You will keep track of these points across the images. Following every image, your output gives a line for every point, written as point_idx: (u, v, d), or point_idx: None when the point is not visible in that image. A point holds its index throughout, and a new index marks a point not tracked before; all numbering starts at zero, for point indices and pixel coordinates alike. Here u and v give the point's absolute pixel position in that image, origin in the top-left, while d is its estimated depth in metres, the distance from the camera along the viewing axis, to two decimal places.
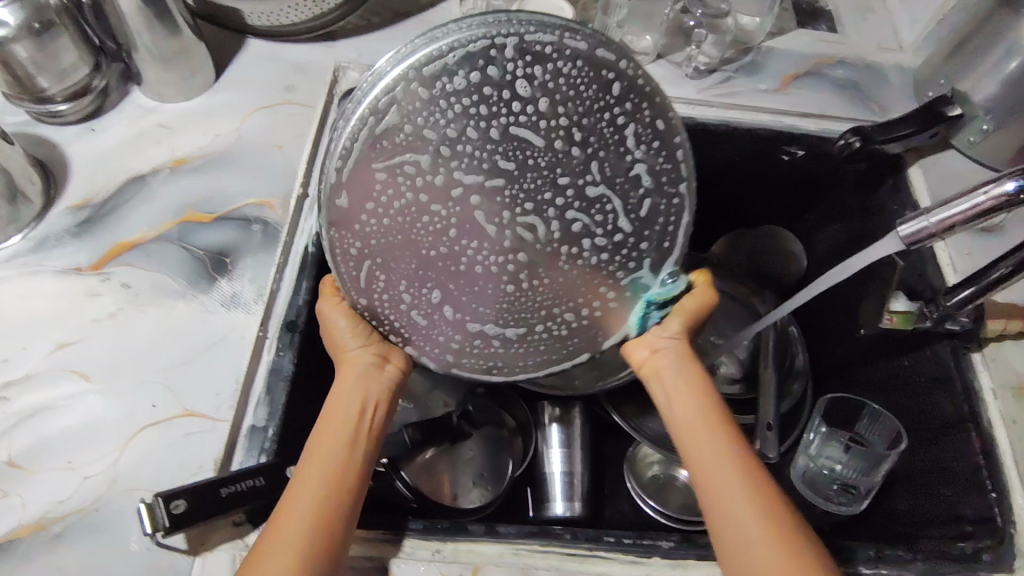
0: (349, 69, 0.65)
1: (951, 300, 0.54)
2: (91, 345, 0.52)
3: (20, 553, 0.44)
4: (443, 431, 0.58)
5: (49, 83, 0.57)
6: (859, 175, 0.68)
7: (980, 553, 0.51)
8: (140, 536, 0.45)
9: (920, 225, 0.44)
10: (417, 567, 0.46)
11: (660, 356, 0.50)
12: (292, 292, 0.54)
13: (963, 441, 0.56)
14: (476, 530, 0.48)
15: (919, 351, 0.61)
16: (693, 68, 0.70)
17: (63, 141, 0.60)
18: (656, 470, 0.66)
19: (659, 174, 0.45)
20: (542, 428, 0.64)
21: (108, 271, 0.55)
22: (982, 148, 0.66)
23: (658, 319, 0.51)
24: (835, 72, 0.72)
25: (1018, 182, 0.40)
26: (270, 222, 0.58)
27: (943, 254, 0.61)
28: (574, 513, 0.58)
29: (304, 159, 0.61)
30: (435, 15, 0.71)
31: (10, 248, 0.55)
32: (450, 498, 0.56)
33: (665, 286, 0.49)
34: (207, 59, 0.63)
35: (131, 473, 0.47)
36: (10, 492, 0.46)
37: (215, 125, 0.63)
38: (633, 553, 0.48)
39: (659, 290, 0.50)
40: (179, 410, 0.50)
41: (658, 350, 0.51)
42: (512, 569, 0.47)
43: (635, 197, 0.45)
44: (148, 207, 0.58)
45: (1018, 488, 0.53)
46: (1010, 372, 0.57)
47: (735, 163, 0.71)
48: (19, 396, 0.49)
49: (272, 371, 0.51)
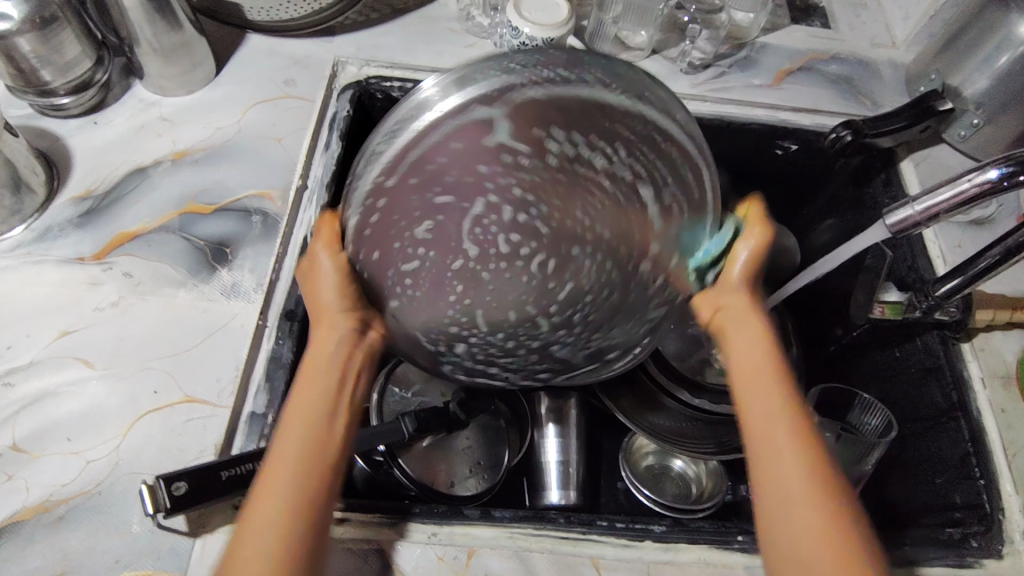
0: (348, 63, 0.67)
1: (941, 290, 0.54)
2: (94, 332, 0.53)
3: (23, 535, 0.45)
4: (440, 419, 0.58)
5: (52, 77, 0.57)
6: (852, 168, 0.69)
7: (968, 539, 0.52)
8: (141, 518, 0.46)
9: (906, 213, 0.45)
10: (414, 549, 0.47)
11: (727, 316, 0.48)
12: (291, 282, 0.55)
13: (952, 429, 0.57)
14: (472, 514, 0.49)
15: (910, 342, 0.62)
16: (688, 64, 0.71)
17: (66, 133, 0.61)
18: (652, 460, 0.67)
19: (638, 136, 0.42)
20: (539, 423, 0.64)
21: (110, 261, 0.56)
22: (973, 141, 0.67)
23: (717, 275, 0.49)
24: (829, 67, 0.73)
25: (1000, 170, 0.41)
26: (270, 213, 0.59)
27: (932, 246, 0.62)
28: (569, 500, 0.59)
29: (303, 151, 0.62)
30: (433, 11, 0.72)
31: (12, 238, 0.56)
32: (445, 486, 0.56)
33: (714, 238, 0.48)
34: (208, 54, 0.64)
35: (133, 457, 0.48)
36: (13, 475, 0.47)
37: (215, 119, 0.64)
38: (625, 537, 0.49)
39: (708, 246, 0.48)
40: (180, 396, 0.50)
41: (722, 308, 0.48)
42: (507, 552, 0.48)
43: (602, 174, 0.43)
44: (149, 199, 0.59)
45: (1005, 474, 0.54)
46: (999, 361, 0.58)
47: (733, 162, 0.72)
48: (22, 382, 0.50)
49: (272, 359, 0.52)
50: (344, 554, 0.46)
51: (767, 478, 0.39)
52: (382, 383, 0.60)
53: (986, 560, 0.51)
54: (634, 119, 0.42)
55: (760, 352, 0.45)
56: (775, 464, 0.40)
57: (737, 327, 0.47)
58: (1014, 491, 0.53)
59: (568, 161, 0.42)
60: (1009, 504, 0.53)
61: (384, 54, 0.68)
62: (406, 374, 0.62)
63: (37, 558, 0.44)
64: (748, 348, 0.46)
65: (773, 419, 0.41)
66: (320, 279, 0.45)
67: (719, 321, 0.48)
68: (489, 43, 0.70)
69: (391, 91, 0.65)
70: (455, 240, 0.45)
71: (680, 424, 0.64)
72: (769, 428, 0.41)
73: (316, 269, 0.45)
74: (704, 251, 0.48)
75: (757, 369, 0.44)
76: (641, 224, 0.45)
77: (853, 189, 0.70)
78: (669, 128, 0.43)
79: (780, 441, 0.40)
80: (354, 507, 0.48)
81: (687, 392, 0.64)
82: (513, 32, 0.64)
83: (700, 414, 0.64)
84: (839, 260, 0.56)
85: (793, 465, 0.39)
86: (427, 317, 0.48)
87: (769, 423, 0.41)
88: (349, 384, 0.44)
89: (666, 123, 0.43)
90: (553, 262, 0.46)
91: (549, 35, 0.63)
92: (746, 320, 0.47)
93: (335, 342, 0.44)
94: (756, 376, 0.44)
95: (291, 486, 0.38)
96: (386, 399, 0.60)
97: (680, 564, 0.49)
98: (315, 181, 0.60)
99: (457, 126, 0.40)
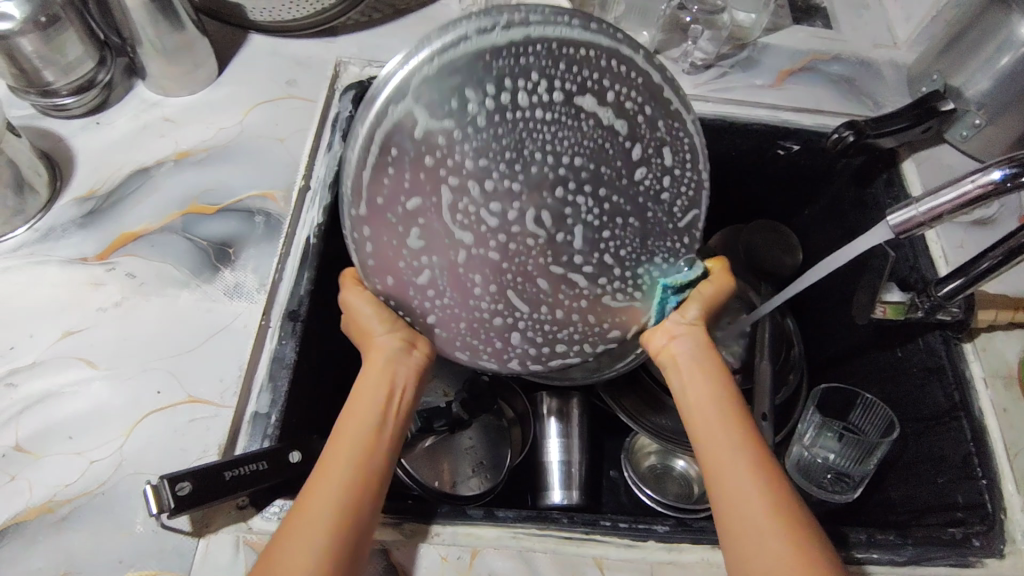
0: (351, 64, 0.67)
1: (943, 290, 0.55)
2: (97, 333, 0.53)
3: (27, 535, 0.45)
4: (443, 418, 0.60)
5: (54, 77, 0.57)
6: (854, 168, 0.69)
7: (971, 539, 0.52)
8: (145, 518, 0.46)
9: (909, 214, 0.45)
10: (419, 548, 0.47)
11: (677, 350, 0.50)
12: (294, 282, 0.55)
13: (955, 428, 0.57)
14: (476, 514, 0.49)
15: (912, 342, 0.62)
16: (689, 64, 0.71)
17: (69, 133, 0.61)
18: (654, 460, 0.67)
19: (545, 55, 0.42)
20: (541, 418, 0.65)
21: (113, 261, 0.56)
22: (974, 142, 0.67)
23: (676, 304, 0.51)
24: (830, 67, 0.73)
25: (1004, 171, 0.41)
26: (273, 214, 0.59)
27: (934, 246, 0.63)
28: (571, 500, 0.59)
29: (305, 151, 0.62)
30: (435, 11, 0.72)
31: (15, 238, 0.56)
32: (448, 486, 0.56)
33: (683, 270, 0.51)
34: (210, 54, 0.64)
35: (136, 457, 0.48)
36: (17, 475, 0.47)
37: (217, 119, 0.64)
38: (629, 537, 0.49)
39: (674, 274, 0.51)
40: (183, 396, 0.50)
41: (676, 338, 0.50)
42: (510, 552, 0.48)
43: (540, 107, 0.43)
44: (152, 200, 0.59)
45: (1008, 474, 0.53)
46: (1002, 362, 0.58)
47: (735, 160, 0.73)
48: (25, 382, 0.50)
49: (275, 359, 0.52)
50: None
51: (731, 507, 0.42)
52: None
53: (988, 560, 0.51)
54: (540, 44, 0.42)
55: (714, 386, 0.48)
56: (733, 493, 0.42)
57: (688, 364, 0.49)
58: (1016, 491, 0.53)
59: (503, 109, 0.42)
60: (1010, 504, 0.52)
61: (386, 55, 0.68)
62: None
63: (41, 557, 0.44)
64: (703, 382, 0.48)
65: (727, 449, 0.44)
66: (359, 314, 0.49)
67: (670, 355, 0.50)
68: None
69: None
70: (446, 234, 0.45)
71: (680, 424, 0.64)
72: (729, 462, 0.43)
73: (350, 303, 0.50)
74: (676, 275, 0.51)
75: (715, 404, 0.47)
76: (610, 141, 0.45)
77: (855, 189, 0.70)
78: (570, 34, 0.42)
79: (735, 470, 0.43)
80: None
81: None
82: None
83: None
84: (843, 260, 0.56)
85: (755, 492, 0.41)
86: (465, 321, 0.49)
87: (725, 453, 0.44)
88: (392, 403, 0.47)
89: (564, 29, 0.42)
90: (549, 215, 0.45)
91: None
92: (699, 357, 0.49)
93: (381, 367, 0.48)
94: (709, 410, 0.46)
95: (336, 507, 0.41)
96: None
97: (684, 565, 0.49)
98: (318, 181, 0.60)
99: (389, 126, 0.43)
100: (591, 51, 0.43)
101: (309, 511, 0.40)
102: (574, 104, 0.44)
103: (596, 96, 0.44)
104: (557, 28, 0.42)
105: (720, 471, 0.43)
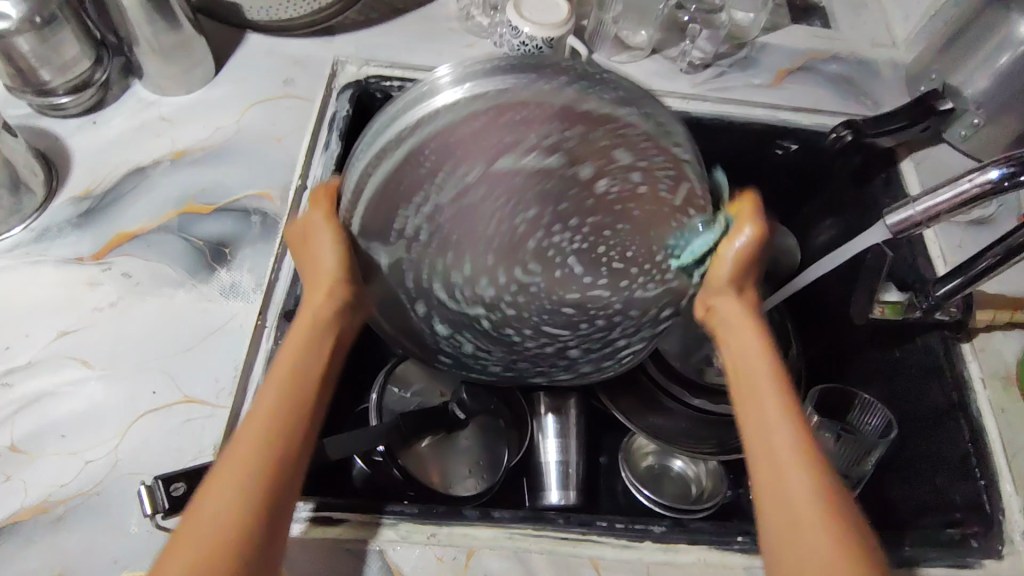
0: (348, 63, 0.66)
1: (940, 290, 0.54)
2: (92, 333, 0.53)
3: (22, 535, 0.45)
4: (440, 420, 0.59)
5: (51, 76, 0.57)
6: (852, 168, 0.69)
7: (969, 539, 0.52)
8: (140, 518, 0.46)
9: (906, 214, 0.45)
10: (413, 549, 0.47)
11: (721, 317, 0.48)
12: (290, 281, 0.55)
13: (953, 428, 0.56)
14: (472, 515, 0.49)
15: (910, 342, 0.62)
16: (688, 63, 0.71)
17: (65, 133, 0.61)
18: (652, 460, 0.67)
19: (422, 143, 0.42)
20: (537, 418, 0.65)
21: (109, 261, 0.56)
22: (973, 141, 0.67)
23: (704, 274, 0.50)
24: (828, 67, 0.73)
25: (1001, 170, 0.41)
26: (270, 213, 0.59)
27: (933, 246, 0.62)
28: (569, 501, 0.59)
29: (302, 150, 0.62)
30: (433, 11, 0.72)
31: (11, 238, 0.56)
32: (444, 486, 0.56)
33: (698, 236, 0.48)
34: (207, 53, 0.64)
35: (132, 457, 0.48)
36: (12, 476, 0.47)
37: (214, 118, 0.64)
38: (625, 538, 0.49)
39: (693, 244, 0.48)
40: (179, 396, 0.50)
41: (715, 308, 0.49)
42: (507, 553, 0.48)
43: (465, 184, 0.44)
44: (148, 199, 0.59)
45: (1006, 475, 0.54)
46: (999, 362, 0.58)
47: (734, 159, 0.72)
48: (21, 382, 0.50)
49: (270, 359, 0.52)
50: (343, 554, 0.46)
51: (772, 466, 0.39)
52: (382, 383, 0.60)
53: (987, 561, 0.51)
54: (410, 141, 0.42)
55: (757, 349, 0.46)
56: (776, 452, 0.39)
57: (735, 328, 0.47)
58: (1014, 491, 0.53)
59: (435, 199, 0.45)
60: (1010, 504, 0.53)
61: (384, 54, 0.68)
62: (405, 375, 0.62)
63: (36, 558, 0.44)
64: (745, 345, 0.46)
65: (768, 409, 0.42)
66: (317, 248, 0.47)
67: (715, 319, 0.49)
68: (489, 43, 0.70)
69: (391, 91, 0.65)
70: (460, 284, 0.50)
71: (681, 425, 0.64)
72: (773, 432, 0.40)
73: (315, 233, 0.47)
74: (688, 250, 0.49)
75: (759, 367, 0.45)
76: (555, 178, 0.44)
77: (854, 189, 0.70)
78: (433, 115, 0.41)
79: (778, 428, 0.40)
80: (352, 507, 0.48)
81: (688, 393, 0.65)
82: (513, 31, 0.64)
83: (705, 415, 0.65)
84: (842, 259, 0.56)
85: (791, 452, 0.39)
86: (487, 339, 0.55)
87: (765, 413, 0.42)
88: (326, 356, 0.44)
89: (425, 109, 0.41)
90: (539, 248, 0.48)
91: (549, 35, 0.63)
92: (743, 319, 0.48)
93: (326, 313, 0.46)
94: (754, 369, 0.44)
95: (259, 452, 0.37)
96: (386, 399, 0.60)
97: (681, 565, 0.49)
98: (315, 180, 0.60)
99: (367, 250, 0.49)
100: (548, 93, 0.40)
101: (232, 462, 0.37)
102: (500, 157, 0.43)
103: (508, 153, 0.43)
104: (512, 81, 0.40)
105: (760, 432, 0.41)
